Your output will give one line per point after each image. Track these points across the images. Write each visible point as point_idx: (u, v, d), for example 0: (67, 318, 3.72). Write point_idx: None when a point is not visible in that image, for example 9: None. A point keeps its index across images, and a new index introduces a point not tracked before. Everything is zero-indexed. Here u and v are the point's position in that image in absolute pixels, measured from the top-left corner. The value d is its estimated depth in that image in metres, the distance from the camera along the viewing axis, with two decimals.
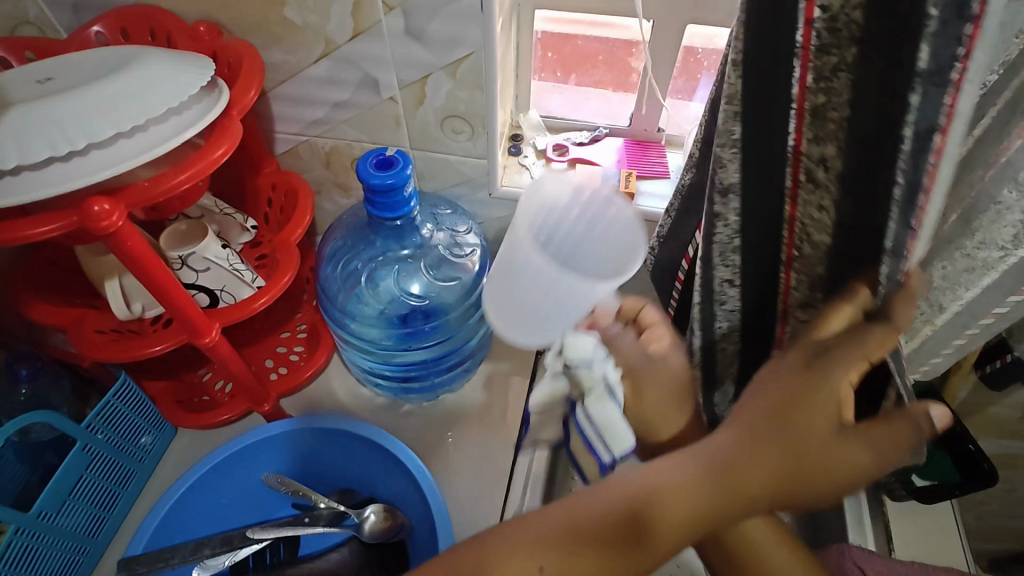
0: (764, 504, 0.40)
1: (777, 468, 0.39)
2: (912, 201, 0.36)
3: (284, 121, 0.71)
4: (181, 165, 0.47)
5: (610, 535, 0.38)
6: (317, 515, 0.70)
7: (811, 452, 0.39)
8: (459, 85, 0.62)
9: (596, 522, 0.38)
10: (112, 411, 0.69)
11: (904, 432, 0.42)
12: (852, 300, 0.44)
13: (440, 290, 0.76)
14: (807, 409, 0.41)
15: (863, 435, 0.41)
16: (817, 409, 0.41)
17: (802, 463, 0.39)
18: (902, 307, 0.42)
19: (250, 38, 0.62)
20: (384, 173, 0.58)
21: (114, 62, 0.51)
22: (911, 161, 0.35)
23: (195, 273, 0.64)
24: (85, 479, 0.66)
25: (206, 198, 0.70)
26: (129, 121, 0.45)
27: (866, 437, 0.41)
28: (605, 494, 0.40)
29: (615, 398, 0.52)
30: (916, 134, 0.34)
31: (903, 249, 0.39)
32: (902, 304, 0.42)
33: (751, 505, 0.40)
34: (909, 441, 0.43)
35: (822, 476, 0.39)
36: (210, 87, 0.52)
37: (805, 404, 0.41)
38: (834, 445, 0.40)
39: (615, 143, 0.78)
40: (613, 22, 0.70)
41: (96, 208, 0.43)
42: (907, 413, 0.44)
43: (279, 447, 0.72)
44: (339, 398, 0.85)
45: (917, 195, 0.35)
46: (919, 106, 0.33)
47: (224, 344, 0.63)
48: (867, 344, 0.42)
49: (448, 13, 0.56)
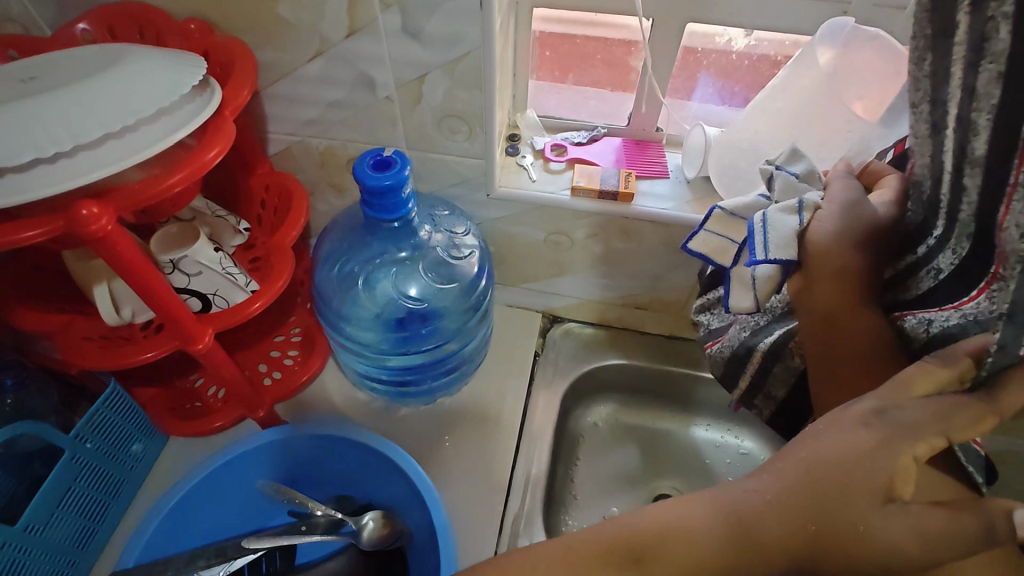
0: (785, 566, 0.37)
1: (801, 523, 0.36)
2: None
3: (277, 121, 0.70)
4: (173, 167, 0.46)
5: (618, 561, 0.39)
6: (314, 523, 0.68)
7: (843, 516, 0.35)
8: (457, 84, 0.61)
9: (608, 543, 0.40)
10: (101, 419, 0.67)
11: (966, 524, 0.36)
12: (954, 366, 0.39)
13: (438, 293, 0.75)
14: (852, 478, 0.36)
15: (919, 519, 0.35)
16: (863, 479, 0.35)
17: (834, 532, 0.35)
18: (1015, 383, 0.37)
19: (241, 37, 0.60)
20: (382, 174, 0.57)
21: (101, 60, 0.49)
22: None
23: (187, 277, 0.62)
24: (74, 490, 0.64)
25: (197, 199, 0.68)
26: (118, 121, 0.44)
27: (917, 520, 0.35)
28: (622, 521, 0.41)
29: (801, 214, 0.51)
30: None
31: None
32: (1013, 379, 0.38)
33: (770, 564, 0.37)
34: (973, 538, 0.36)
35: (853, 549, 0.35)
36: (202, 87, 0.51)
37: (851, 473, 0.36)
38: (871, 519, 0.35)
39: (613, 142, 0.77)
40: (612, 21, 0.69)
41: (84, 212, 0.42)
42: (978, 510, 0.37)
43: (274, 454, 0.70)
44: (335, 403, 0.83)
45: None
46: None
47: (217, 351, 0.62)
48: (962, 421, 0.37)
49: (446, 11, 0.55)
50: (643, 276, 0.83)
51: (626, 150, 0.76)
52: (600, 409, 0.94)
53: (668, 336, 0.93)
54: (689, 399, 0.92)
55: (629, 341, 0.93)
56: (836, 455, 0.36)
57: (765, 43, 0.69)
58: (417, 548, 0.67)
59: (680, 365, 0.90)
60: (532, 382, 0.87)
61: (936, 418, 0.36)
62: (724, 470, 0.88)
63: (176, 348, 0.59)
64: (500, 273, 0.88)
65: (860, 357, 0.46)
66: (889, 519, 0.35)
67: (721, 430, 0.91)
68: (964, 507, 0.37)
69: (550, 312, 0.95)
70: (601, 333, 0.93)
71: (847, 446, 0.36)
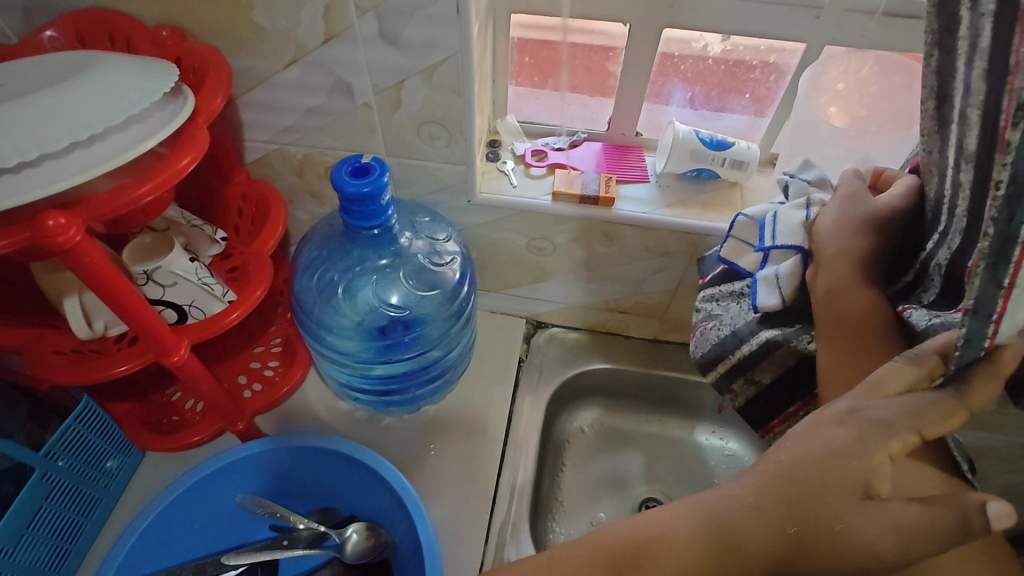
0: (769, 566, 0.37)
1: (780, 524, 0.36)
2: (1002, 256, 0.31)
3: (254, 128, 0.69)
4: (144, 175, 0.45)
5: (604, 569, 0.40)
6: (296, 537, 0.67)
7: (820, 515, 0.35)
8: (436, 90, 0.61)
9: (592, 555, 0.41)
10: (74, 435, 0.65)
11: (949, 520, 0.34)
12: (919, 364, 0.38)
13: (420, 300, 0.74)
14: (822, 478, 0.36)
15: (898, 514, 0.35)
16: (833, 478, 0.35)
17: (811, 530, 0.36)
18: (982, 386, 0.36)
19: (215, 43, 0.59)
20: (360, 181, 0.56)
21: (69, 67, 0.48)
22: (1005, 210, 0.31)
23: (162, 288, 0.61)
24: (46, 509, 0.63)
25: (172, 209, 0.67)
26: (85, 129, 0.43)
27: (892, 514, 0.35)
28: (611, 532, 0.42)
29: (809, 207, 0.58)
30: (1016, 183, 0.30)
31: (992, 313, 0.33)
32: (984, 382, 0.36)
33: (753, 566, 0.38)
34: (956, 528, 0.34)
35: (828, 545, 0.35)
36: (174, 93, 0.50)
37: (821, 474, 0.36)
38: (846, 516, 0.35)
39: (592, 147, 0.78)
40: (589, 26, 0.69)
41: (50, 222, 0.41)
42: (958, 501, 0.35)
43: (254, 467, 0.68)
44: (317, 413, 0.82)
45: (1012, 250, 0.31)
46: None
47: (193, 363, 0.60)
48: (928, 417, 0.36)
49: (423, 17, 0.55)
50: (626, 280, 0.83)
51: (606, 155, 0.77)
52: (586, 414, 0.94)
53: (652, 339, 0.94)
54: (674, 402, 0.93)
55: (613, 345, 0.93)
56: (810, 455, 0.37)
57: (740, 48, 0.69)
58: (403, 560, 0.66)
59: (664, 368, 0.91)
60: (517, 388, 0.87)
61: (910, 414, 0.36)
62: (710, 471, 0.89)
63: (150, 360, 0.58)
64: (482, 280, 0.88)
65: (863, 329, 0.49)
66: (858, 510, 0.35)
67: (706, 432, 0.92)
68: (942, 499, 0.35)
69: (534, 317, 0.95)
70: (585, 338, 0.93)
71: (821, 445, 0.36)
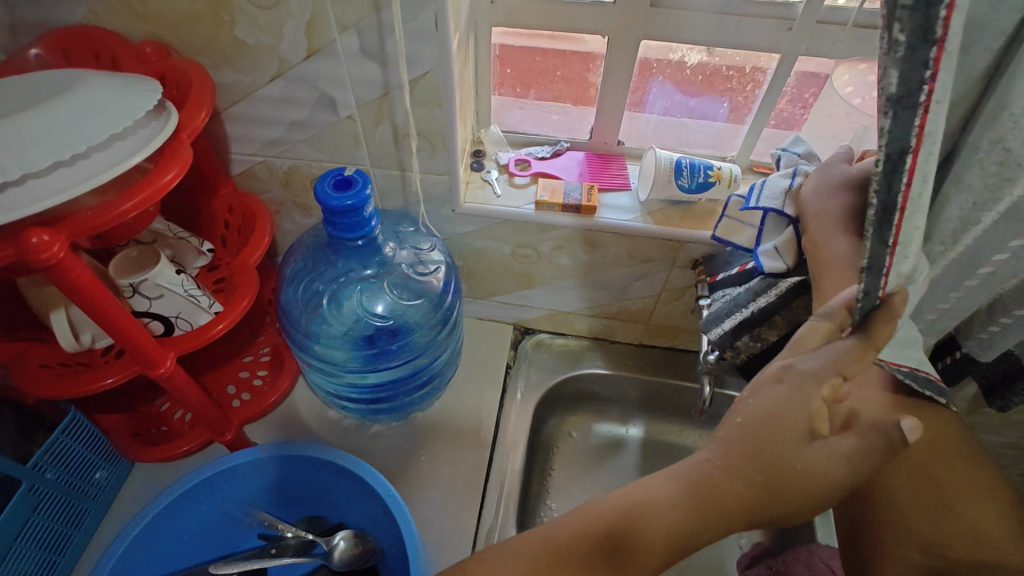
0: (740, 524, 0.38)
1: (749, 477, 0.37)
2: (887, 221, 0.32)
3: (240, 141, 0.70)
4: (127, 192, 0.46)
5: (593, 553, 0.43)
6: (284, 546, 0.69)
7: (772, 458, 0.36)
8: (418, 103, 0.62)
9: (578, 543, 0.43)
10: (61, 447, 0.65)
11: (879, 442, 0.37)
12: (829, 318, 0.39)
13: (406, 308, 0.75)
14: (766, 430, 0.37)
15: (839, 447, 0.37)
16: (772, 428, 0.37)
17: (777, 476, 0.36)
18: (885, 325, 0.36)
19: (199, 59, 0.60)
20: (343, 194, 0.57)
21: (54, 86, 0.49)
22: (884, 183, 0.32)
23: (148, 300, 0.61)
24: (33, 521, 0.63)
25: (158, 221, 0.68)
26: (69, 148, 0.43)
27: (833, 445, 0.37)
28: (593, 512, 0.44)
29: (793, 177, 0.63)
30: (887, 158, 0.31)
31: (882, 269, 0.34)
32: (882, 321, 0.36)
33: (728, 525, 0.39)
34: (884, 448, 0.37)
35: (796, 484, 0.36)
36: (158, 110, 0.51)
37: (767, 427, 0.37)
38: (801, 457, 0.36)
39: (575, 156, 0.79)
40: (570, 37, 0.70)
41: (35, 240, 0.41)
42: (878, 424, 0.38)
43: (242, 476, 0.69)
44: (307, 421, 0.83)
45: (892, 217, 0.32)
46: (890, 128, 0.30)
47: (180, 375, 0.61)
48: (841, 356, 0.36)
49: (404, 33, 0.56)
50: (612, 287, 0.85)
51: (589, 163, 0.78)
52: (574, 419, 0.95)
53: (638, 344, 0.95)
54: (661, 407, 0.94)
55: (600, 350, 0.94)
56: (764, 411, 0.37)
57: (718, 58, 0.70)
58: (391, 565, 0.67)
59: (651, 373, 0.92)
60: (505, 394, 0.88)
61: (830, 360, 0.36)
62: None
63: (136, 373, 0.58)
64: (469, 287, 0.89)
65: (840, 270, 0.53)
66: (812, 457, 0.36)
67: (693, 436, 0.93)
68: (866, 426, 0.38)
69: (521, 324, 0.95)
70: (572, 344, 0.95)
71: (776, 401, 0.37)
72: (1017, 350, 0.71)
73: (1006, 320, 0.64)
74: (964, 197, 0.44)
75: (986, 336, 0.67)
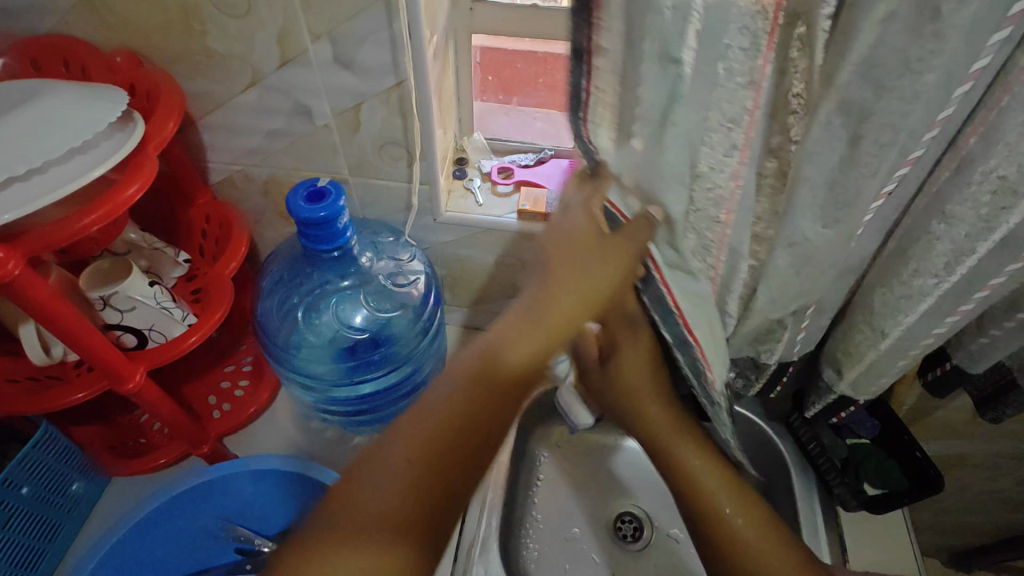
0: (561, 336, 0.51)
1: (550, 332, 0.50)
2: (579, 99, 0.40)
3: (216, 151, 0.69)
4: (89, 206, 0.45)
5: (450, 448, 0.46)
6: (260, 562, 0.68)
7: (585, 269, 0.48)
8: (394, 112, 0.61)
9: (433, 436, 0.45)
10: (34, 462, 0.65)
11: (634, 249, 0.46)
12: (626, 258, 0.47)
13: (385, 319, 0.74)
14: (568, 278, 0.49)
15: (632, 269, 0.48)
16: (573, 269, 0.49)
17: (591, 289, 0.49)
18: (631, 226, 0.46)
19: (170, 68, 0.59)
20: (316, 206, 0.56)
21: (17, 97, 0.48)
22: (575, 75, 0.39)
23: (120, 313, 0.60)
24: (4, 537, 0.62)
25: (133, 231, 0.66)
26: (25, 163, 0.42)
27: (619, 243, 0.46)
28: (440, 410, 0.46)
29: None
30: (577, 61, 0.39)
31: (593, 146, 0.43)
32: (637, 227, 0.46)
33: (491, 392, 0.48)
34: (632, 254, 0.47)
35: (582, 283, 0.49)
36: (124, 120, 0.50)
37: (560, 294, 0.49)
38: (594, 246, 0.48)
39: (560, 163, 0.76)
40: (553, 43, 0.69)
41: None
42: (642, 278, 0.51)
43: (217, 492, 0.68)
44: (288, 434, 0.82)
45: (582, 92, 0.40)
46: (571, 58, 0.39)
47: (151, 389, 0.60)
48: (611, 255, 0.47)
49: (378, 41, 0.55)
50: None
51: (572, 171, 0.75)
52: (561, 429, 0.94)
53: None
54: None
55: None
56: (589, 282, 0.48)
57: None
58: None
59: None
60: None
61: (612, 261, 0.47)
62: None
63: (107, 388, 0.57)
64: (453, 296, 0.87)
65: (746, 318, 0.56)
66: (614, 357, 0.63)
67: None
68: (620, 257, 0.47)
69: None
70: None
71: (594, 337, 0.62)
72: (1009, 361, 0.69)
73: (995, 332, 0.63)
74: (957, 228, 0.46)
75: (975, 348, 0.66)
